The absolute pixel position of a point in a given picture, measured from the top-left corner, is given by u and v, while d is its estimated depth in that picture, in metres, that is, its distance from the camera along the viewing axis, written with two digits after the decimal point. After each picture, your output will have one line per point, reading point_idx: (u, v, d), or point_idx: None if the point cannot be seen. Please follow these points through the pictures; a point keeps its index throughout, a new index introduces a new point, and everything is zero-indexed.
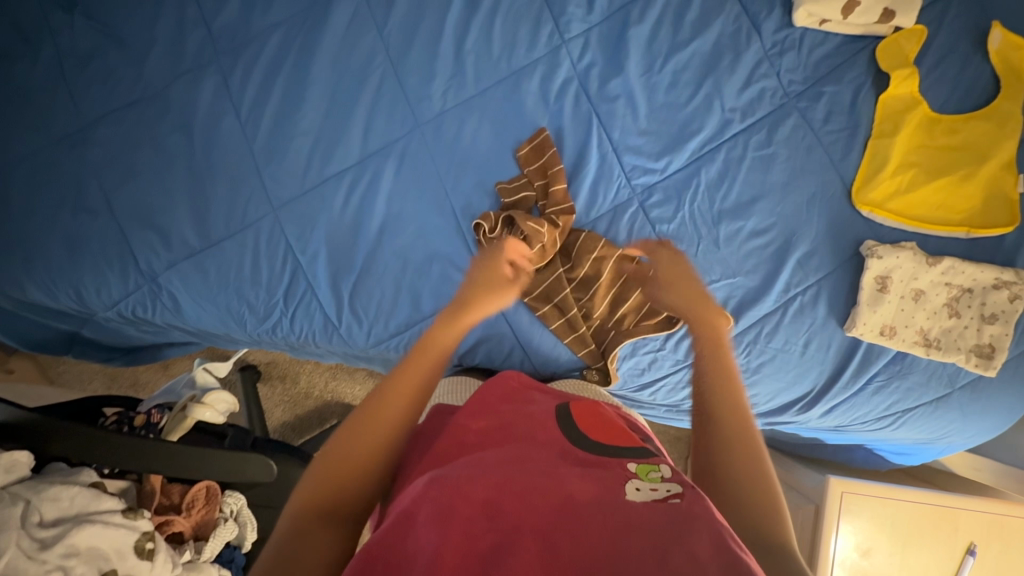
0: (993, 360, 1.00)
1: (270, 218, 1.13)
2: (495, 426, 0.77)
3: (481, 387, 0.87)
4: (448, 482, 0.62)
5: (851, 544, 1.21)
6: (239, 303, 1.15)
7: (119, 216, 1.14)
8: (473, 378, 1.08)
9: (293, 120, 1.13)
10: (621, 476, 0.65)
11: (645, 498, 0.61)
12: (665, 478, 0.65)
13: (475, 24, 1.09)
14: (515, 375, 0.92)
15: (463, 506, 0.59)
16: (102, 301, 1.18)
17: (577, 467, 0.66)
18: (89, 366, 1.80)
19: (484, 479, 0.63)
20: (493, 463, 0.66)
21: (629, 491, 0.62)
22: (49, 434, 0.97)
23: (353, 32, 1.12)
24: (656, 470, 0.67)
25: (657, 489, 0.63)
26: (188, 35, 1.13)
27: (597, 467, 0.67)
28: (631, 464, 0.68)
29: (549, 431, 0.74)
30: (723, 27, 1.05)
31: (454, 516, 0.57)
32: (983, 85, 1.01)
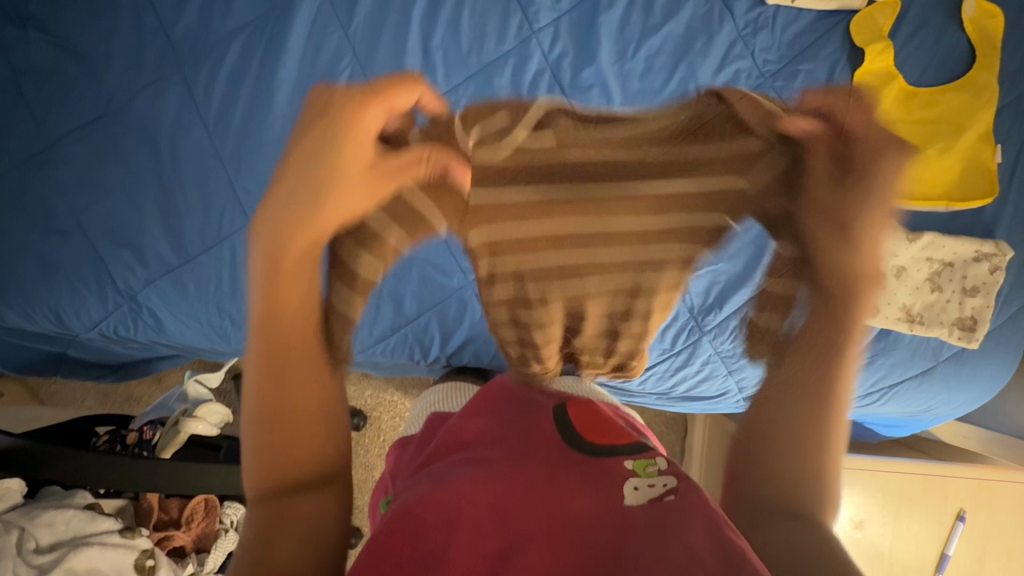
0: (976, 331, 1.01)
1: (246, 229, 1.11)
2: (490, 425, 0.77)
3: (482, 390, 0.87)
4: (446, 492, 0.62)
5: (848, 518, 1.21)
6: (221, 317, 1.13)
7: (92, 236, 1.11)
8: (465, 383, 1.07)
9: (263, 128, 1.11)
10: (617, 475, 0.65)
11: (643, 500, 0.61)
12: (661, 471, 0.66)
13: (442, 19, 1.08)
14: (510, 375, 0.89)
15: (469, 513, 0.60)
16: (82, 322, 1.17)
17: (574, 472, 0.66)
18: (80, 384, 1.79)
19: (481, 487, 0.63)
20: (495, 468, 0.67)
21: (627, 492, 0.62)
22: (43, 458, 0.95)
23: (319, 32, 1.09)
24: (653, 463, 0.67)
25: (654, 487, 0.63)
26: (148, 45, 1.10)
27: (591, 468, 0.66)
28: (627, 461, 0.67)
29: (545, 431, 0.74)
30: (693, 10, 1.04)
31: (458, 522, 0.59)
32: (958, 56, 1.00)
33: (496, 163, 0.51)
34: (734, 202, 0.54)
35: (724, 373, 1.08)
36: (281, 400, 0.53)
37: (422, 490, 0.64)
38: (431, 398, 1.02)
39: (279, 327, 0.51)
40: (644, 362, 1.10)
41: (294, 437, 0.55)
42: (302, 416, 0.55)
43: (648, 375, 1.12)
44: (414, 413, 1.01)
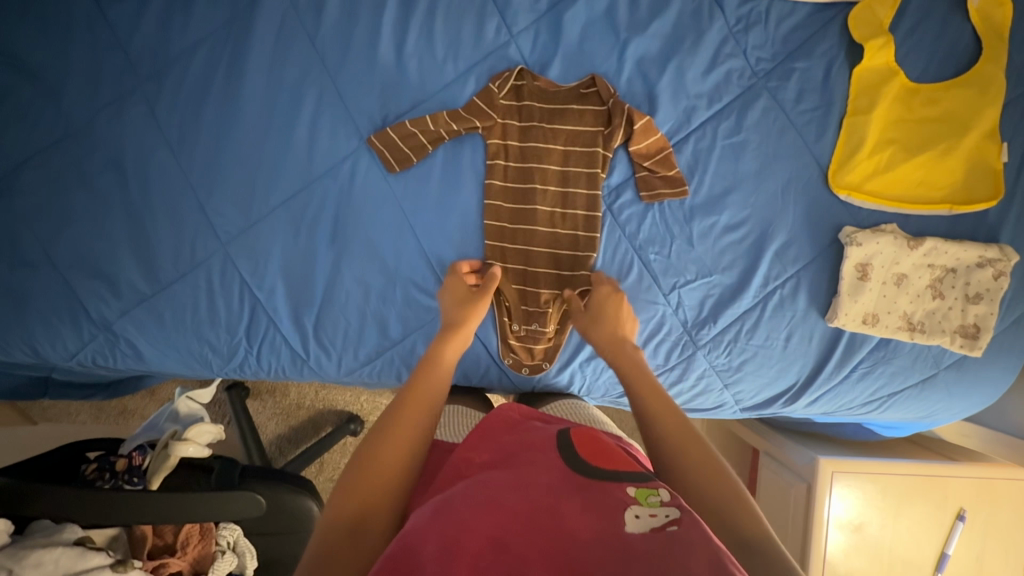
0: (979, 341, 0.95)
1: (219, 254, 1.06)
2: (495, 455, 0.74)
3: (482, 421, 0.83)
4: (452, 513, 0.59)
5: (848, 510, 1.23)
6: (200, 345, 1.09)
7: (63, 266, 1.07)
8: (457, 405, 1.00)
9: (229, 146, 1.05)
10: (619, 501, 0.62)
11: (643, 529, 0.58)
12: (665, 502, 0.62)
13: (414, 24, 1.01)
14: (514, 405, 0.87)
15: (472, 536, 0.56)
16: (60, 353, 1.13)
17: (577, 497, 0.62)
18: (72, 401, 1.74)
19: (485, 510, 0.59)
20: (498, 489, 0.63)
21: (628, 519, 0.59)
22: (30, 495, 0.98)
23: (283, 42, 1.03)
24: (654, 493, 0.64)
25: (656, 516, 0.60)
26: (103, 62, 1.03)
27: (595, 491, 0.63)
28: (630, 487, 0.64)
29: (548, 457, 0.70)
30: (682, 6, 0.97)
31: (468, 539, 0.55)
32: (962, 49, 0.94)
33: (500, 106, 1.00)
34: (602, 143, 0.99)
35: (720, 386, 1.04)
36: (388, 468, 0.68)
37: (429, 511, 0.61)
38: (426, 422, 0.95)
39: (411, 414, 0.75)
40: None
41: (376, 495, 0.65)
42: (394, 481, 0.68)
43: None
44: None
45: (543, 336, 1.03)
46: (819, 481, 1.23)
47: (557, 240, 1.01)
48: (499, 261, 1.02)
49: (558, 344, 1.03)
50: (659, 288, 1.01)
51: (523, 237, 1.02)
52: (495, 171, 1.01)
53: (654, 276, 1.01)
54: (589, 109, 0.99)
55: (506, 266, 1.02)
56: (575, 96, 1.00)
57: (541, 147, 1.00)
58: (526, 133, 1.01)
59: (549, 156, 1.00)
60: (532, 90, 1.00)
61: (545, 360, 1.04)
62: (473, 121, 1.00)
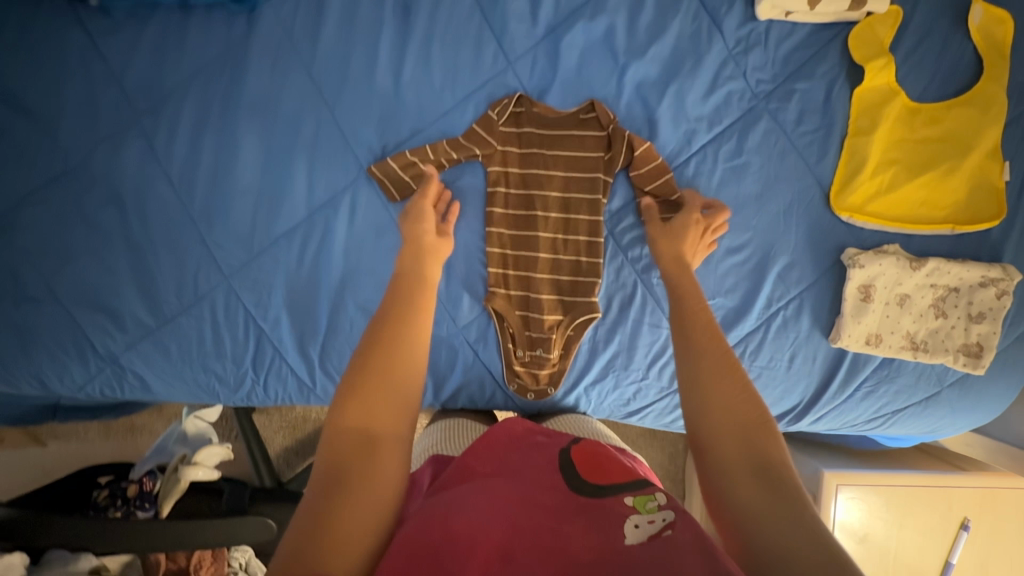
0: (982, 359, 0.96)
1: (223, 286, 1.06)
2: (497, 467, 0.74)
3: (484, 432, 0.83)
4: (456, 524, 0.59)
5: (854, 517, 1.24)
6: (207, 376, 1.09)
7: (67, 301, 1.07)
8: (463, 420, 1.02)
9: (230, 178, 1.05)
10: (618, 514, 0.62)
11: (643, 538, 0.58)
12: (661, 506, 0.62)
13: (411, 51, 1.00)
14: (519, 418, 0.87)
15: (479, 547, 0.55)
16: (68, 386, 1.13)
17: (580, 518, 0.61)
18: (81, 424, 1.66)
19: (492, 524, 0.59)
20: (501, 504, 0.64)
21: (628, 531, 0.59)
22: (45, 524, 0.98)
23: (280, 72, 1.02)
24: (653, 499, 0.64)
25: (653, 522, 0.60)
26: (100, 97, 1.03)
27: (594, 508, 0.63)
28: (627, 497, 0.65)
29: (552, 472, 0.70)
30: (681, 29, 0.96)
31: (475, 550, 0.55)
32: (964, 67, 0.93)
33: (499, 133, 1.00)
34: (603, 168, 0.99)
35: None
36: (389, 387, 0.68)
37: (434, 515, 0.61)
38: (432, 436, 0.97)
39: (404, 328, 0.73)
40: (642, 400, 1.06)
41: (382, 416, 0.66)
42: (396, 396, 0.68)
43: (646, 412, 1.07)
44: (418, 450, 0.97)
45: (548, 362, 1.02)
46: (824, 494, 1.24)
47: (559, 265, 1.01)
48: (502, 288, 1.02)
49: (562, 370, 1.03)
50: (663, 311, 1.01)
51: (525, 264, 1.01)
52: (496, 198, 1.01)
53: (657, 300, 1.01)
54: (589, 134, 0.99)
55: (509, 293, 1.02)
56: (575, 120, 0.99)
57: (542, 173, 1.00)
58: (526, 159, 1.01)
59: (550, 182, 1.00)
60: (530, 115, 1.00)
61: (550, 386, 1.04)
62: (471, 148, 1.00)
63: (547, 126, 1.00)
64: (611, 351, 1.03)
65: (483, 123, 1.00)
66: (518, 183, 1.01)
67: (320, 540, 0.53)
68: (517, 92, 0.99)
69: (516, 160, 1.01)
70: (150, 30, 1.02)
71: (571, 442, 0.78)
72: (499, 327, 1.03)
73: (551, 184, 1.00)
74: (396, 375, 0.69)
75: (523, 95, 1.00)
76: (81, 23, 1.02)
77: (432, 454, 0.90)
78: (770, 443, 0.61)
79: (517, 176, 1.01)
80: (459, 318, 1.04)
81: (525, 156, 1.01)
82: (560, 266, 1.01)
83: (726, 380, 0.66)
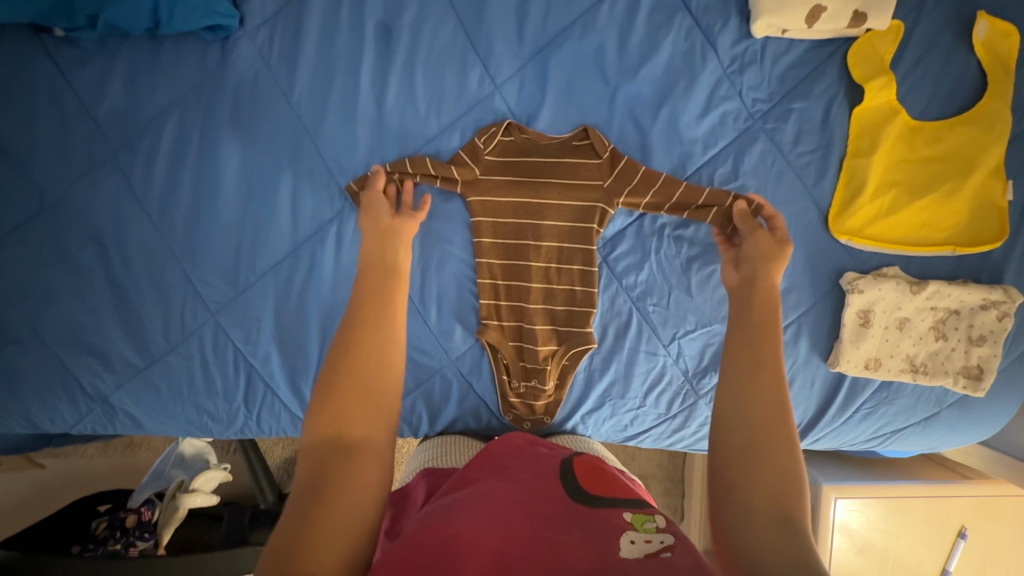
0: (982, 382, 0.95)
1: (211, 323, 1.04)
2: (498, 473, 0.73)
3: (488, 445, 0.82)
4: (456, 527, 0.58)
5: (856, 519, 1.23)
6: (199, 414, 1.08)
7: (52, 343, 1.04)
8: (461, 437, 1.01)
9: (212, 211, 1.01)
10: (615, 528, 0.60)
11: (637, 554, 0.55)
12: (660, 528, 0.60)
13: (394, 76, 0.96)
14: (520, 434, 0.85)
15: (478, 551, 0.54)
16: (59, 426, 1.11)
17: (577, 528, 0.59)
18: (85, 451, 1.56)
19: (492, 530, 0.58)
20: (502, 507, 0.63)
21: (623, 545, 0.57)
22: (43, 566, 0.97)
23: (258, 102, 0.98)
24: (652, 520, 0.62)
25: (651, 542, 0.57)
26: (72, 132, 0.99)
27: (591, 520, 0.61)
28: (625, 514, 0.63)
29: (553, 483, 0.69)
30: (674, 47, 0.92)
31: (473, 554, 0.53)
32: (967, 83, 0.90)
33: (485, 161, 0.97)
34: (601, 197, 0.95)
35: None
36: (367, 391, 0.67)
37: (433, 522, 0.60)
38: (426, 454, 0.97)
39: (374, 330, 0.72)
40: (640, 426, 1.05)
41: (362, 417, 0.64)
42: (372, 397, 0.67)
43: (644, 437, 1.06)
44: (410, 467, 0.97)
45: (543, 393, 1.01)
46: (823, 505, 1.23)
47: (552, 295, 0.99)
48: (495, 319, 1.00)
49: (558, 399, 1.02)
50: (659, 338, 1.00)
51: (518, 294, 0.99)
52: (486, 229, 0.98)
53: (653, 327, 1.00)
54: (582, 161, 0.95)
55: (502, 324, 1.01)
56: (567, 147, 0.96)
57: (531, 201, 0.96)
58: (514, 187, 0.96)
59: (538, 212, 0.97)
60: (521, 144, 0.96)
61: (546, 415, 1.03)
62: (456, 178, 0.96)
63: (539, 153, 0.96)
64: (607, 379, 1.02)
65: (472, 153, 0.96)
66: (511, 212, 0.97)
67: (304, 540, 0.52)
68: (506, 120, 0.96)
69: (507, 190, 0.97)
70: (120, 60, 0.98)
71: (572, 455, 0.77)
72: (494, 357, 1.01)
73: (546, 214, 0.96)
74: (372, 376, 0.68)
75: (512, 123, 0.96)
76: (47, 54, 0.97)
77: (427, 466, 0.90)
78: (775, 463, 0.60)
79: (508, 205, 0.97)
80: (452, 349, 1.02)
81: (517, 186, 0.97)
82: (556, 294, 0.99)
83: (748, 389, 0.67)
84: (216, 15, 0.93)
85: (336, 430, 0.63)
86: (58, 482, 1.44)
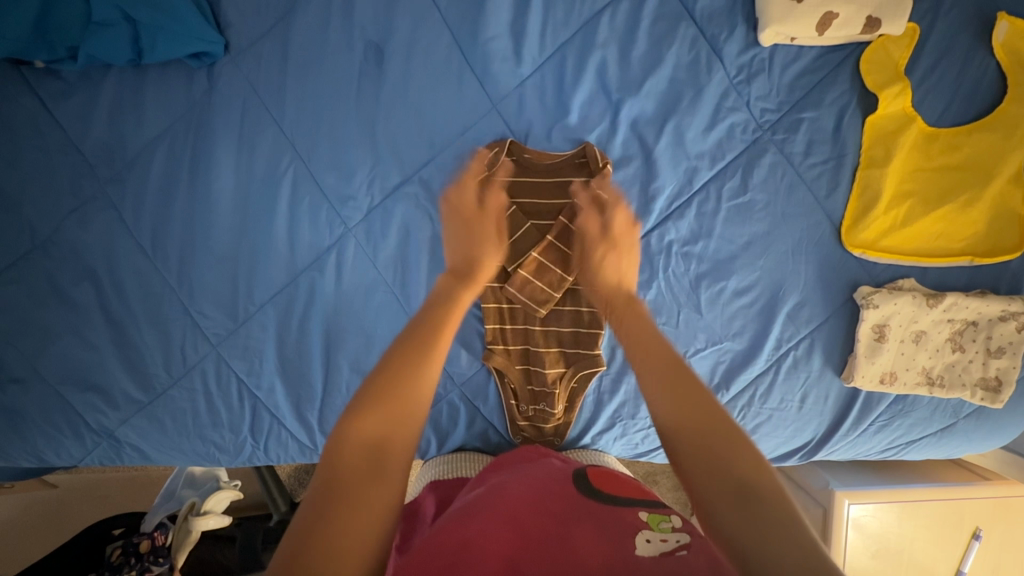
0: (1001, 394, 0.93)
1: (212, 355, 1.03)
2: (510, 475, 0.72)
3: (497, 457, 0.82)
4: (463, 534, 0.56)
5: (871, 523, 1.22)
6: (205, 445, 1.07)
7: (54, 382, 1.03)
8: (469, 454, 1.00)
9: (205, 242, 0.98)
10: (630, 525, 0.57)
11: (653, 551, 0.51)
12: (676, 526, 0.56)
13: (387, 98, 0.92)
14: (532, 447, 0.84)
15: (483, 555, 0.52)
16: (66, 461, 1.10)
17: (588, 524, 0.57)
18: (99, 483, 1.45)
19: (501, 533, 0.56)
20: (509, 507, 0.61)
21: (638, 542, 0.53)
22: None
23: (249, 127, 0.95)
24: (667, 519, 0.58)
25: (666, 539, 0.54)
26: (59, 166, 0.96)
27: (605, 516, 0.59)
28: (641, 513, 0.60)
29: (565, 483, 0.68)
30: (678, 58, 0.88)
31: (487, 556, 0.51)
32: (985, 88, 0.87)
33: None
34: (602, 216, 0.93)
35: None
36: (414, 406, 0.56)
37: (447, 526, 0.59)
38: (435, 470, 0.96)
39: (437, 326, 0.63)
40: (651, 443, 1.04)
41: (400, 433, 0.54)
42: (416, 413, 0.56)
43: (655, 453, 1.05)
44: (419, 486, 0.96)
45: (552, 416, 0.99)
46: (835, 510, 1.22)
47: (559, 316, 0.98)
48: (501, 343, 0.98)
49: (567, 421, 1.00)
50: None
51: (523, 316, 0.98)
52: None
53: None
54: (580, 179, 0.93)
55: (508, 348, 0.99)
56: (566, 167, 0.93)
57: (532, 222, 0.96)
58: (514, 208, 0.95)
59: (537, 233, 0.96)
60: (520, 167, 0.94)
61: (556, 436, 1.01)
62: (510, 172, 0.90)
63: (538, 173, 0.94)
64: (617, 401, 1.01)
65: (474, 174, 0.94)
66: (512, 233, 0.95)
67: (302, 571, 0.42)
68: (506, 139, 0.92)
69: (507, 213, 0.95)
70: (104, 91, 0.94)
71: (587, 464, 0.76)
72: (498, 380, 1.00)
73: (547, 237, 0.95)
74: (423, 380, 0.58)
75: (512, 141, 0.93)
76: (28, 87, 0.94)
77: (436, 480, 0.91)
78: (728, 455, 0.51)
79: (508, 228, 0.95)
80: (458, 374, 1.01)
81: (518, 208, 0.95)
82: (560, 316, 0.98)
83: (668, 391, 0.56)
84: (201, 41, 0.89)
85: (374, 445, 0.52)
86: (74, 498, 1.40)
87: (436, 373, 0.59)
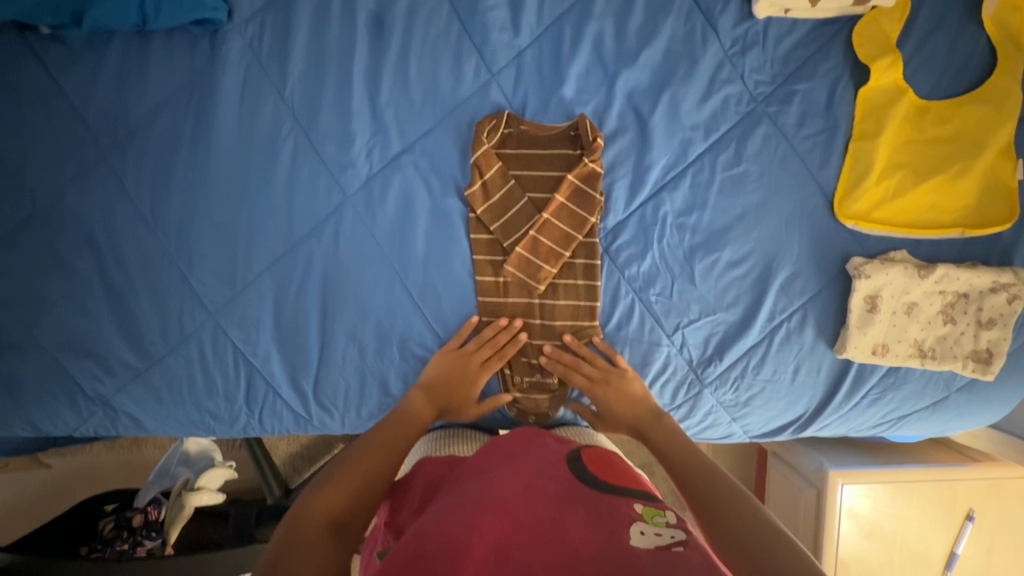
0: (992, 366, 0.93)
1: (209, 324, 1.03)
2: (501, 456, 0.72)
3: (491, 437, 0.79)
4: (453, 525, 0.56)
5: (864, 503, 1.22)
6: (200, 415, 1.07)
7: (52, 349, 1.03)
8: (463, 427, 1.00)
9: (204, 211, 0.99)
10: (625, 517, 0.58)
11: (649, 544, 0.54)
12: (671, 523, 0.58)
13: (386, 68, 0.94)
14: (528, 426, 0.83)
15: (474, 543, 0.52)
16: (61, 430, 1.10)
17: (581, 514, 0.58)
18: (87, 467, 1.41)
19: (493, 518, 0.57)
20: (503, 491, 0.62)
21: (633, 535, 0.55)
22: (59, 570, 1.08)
23: (250, 98, 0.96)
24: (662, 514, 0.60)
25: (661, 535, 0.56)
26: (61, 133, 0.97)
27: (598, 507, 0.60)
28: (636, 505, 0.61)
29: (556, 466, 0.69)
30: (673, 30, 0.90)
31: (480, 543, 0.52)
32: (974, 62, 0.88)
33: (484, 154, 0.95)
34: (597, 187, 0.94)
35: (728, 420, 1.01)
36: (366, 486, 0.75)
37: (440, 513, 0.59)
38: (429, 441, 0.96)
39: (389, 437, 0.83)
40: None
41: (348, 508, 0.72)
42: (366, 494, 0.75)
43: None
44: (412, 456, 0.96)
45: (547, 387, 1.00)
46: (829, 491, 1.22)
47: (555, 289, 0.98)
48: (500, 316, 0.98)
49: (562, 393, 1.01)
50: (663, 329, 0.97)
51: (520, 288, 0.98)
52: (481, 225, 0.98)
53: (656, 317, 0.97)
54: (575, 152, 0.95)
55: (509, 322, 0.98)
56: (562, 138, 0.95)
57: (528, 194, 0.97)
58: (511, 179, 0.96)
59: (533, 204, 0.97)
60: (516, 140, 0.96)
61: (550, 409, 1.02)
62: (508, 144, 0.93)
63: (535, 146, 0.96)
64: None
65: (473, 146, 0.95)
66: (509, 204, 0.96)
67: None
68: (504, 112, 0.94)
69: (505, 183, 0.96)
70: (108, 58, 0.96)
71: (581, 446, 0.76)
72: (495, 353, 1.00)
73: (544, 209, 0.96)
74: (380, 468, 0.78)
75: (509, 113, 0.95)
76: (33, 53, 0.95)
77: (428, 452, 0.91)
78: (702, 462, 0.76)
79: (506, 199, 0.96)
80: None
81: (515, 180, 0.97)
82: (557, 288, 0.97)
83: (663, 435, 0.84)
84: (204, 9, 0.91)
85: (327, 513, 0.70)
86: (66, 479, 1.39)
87: (383, 468, 0.78)
